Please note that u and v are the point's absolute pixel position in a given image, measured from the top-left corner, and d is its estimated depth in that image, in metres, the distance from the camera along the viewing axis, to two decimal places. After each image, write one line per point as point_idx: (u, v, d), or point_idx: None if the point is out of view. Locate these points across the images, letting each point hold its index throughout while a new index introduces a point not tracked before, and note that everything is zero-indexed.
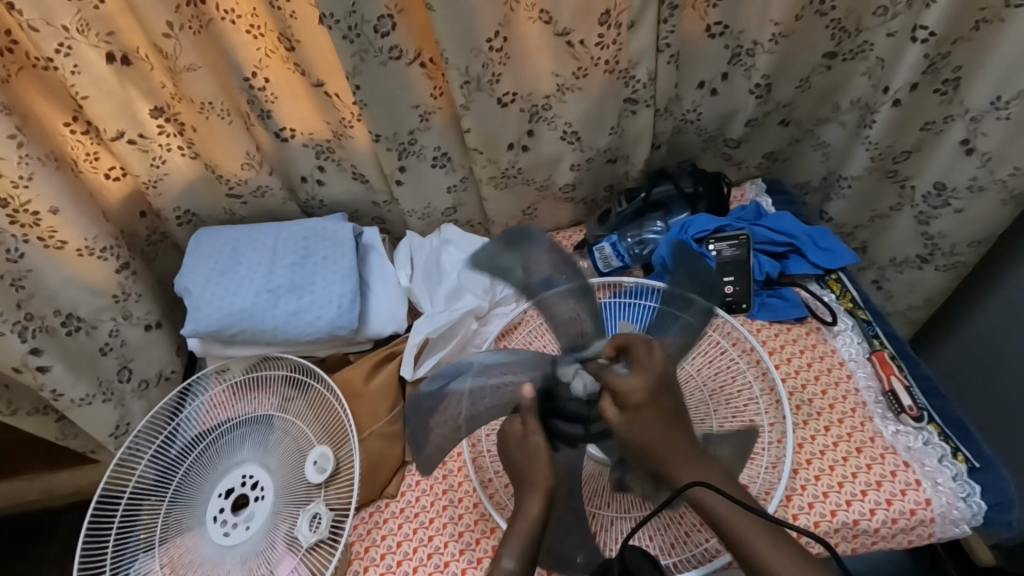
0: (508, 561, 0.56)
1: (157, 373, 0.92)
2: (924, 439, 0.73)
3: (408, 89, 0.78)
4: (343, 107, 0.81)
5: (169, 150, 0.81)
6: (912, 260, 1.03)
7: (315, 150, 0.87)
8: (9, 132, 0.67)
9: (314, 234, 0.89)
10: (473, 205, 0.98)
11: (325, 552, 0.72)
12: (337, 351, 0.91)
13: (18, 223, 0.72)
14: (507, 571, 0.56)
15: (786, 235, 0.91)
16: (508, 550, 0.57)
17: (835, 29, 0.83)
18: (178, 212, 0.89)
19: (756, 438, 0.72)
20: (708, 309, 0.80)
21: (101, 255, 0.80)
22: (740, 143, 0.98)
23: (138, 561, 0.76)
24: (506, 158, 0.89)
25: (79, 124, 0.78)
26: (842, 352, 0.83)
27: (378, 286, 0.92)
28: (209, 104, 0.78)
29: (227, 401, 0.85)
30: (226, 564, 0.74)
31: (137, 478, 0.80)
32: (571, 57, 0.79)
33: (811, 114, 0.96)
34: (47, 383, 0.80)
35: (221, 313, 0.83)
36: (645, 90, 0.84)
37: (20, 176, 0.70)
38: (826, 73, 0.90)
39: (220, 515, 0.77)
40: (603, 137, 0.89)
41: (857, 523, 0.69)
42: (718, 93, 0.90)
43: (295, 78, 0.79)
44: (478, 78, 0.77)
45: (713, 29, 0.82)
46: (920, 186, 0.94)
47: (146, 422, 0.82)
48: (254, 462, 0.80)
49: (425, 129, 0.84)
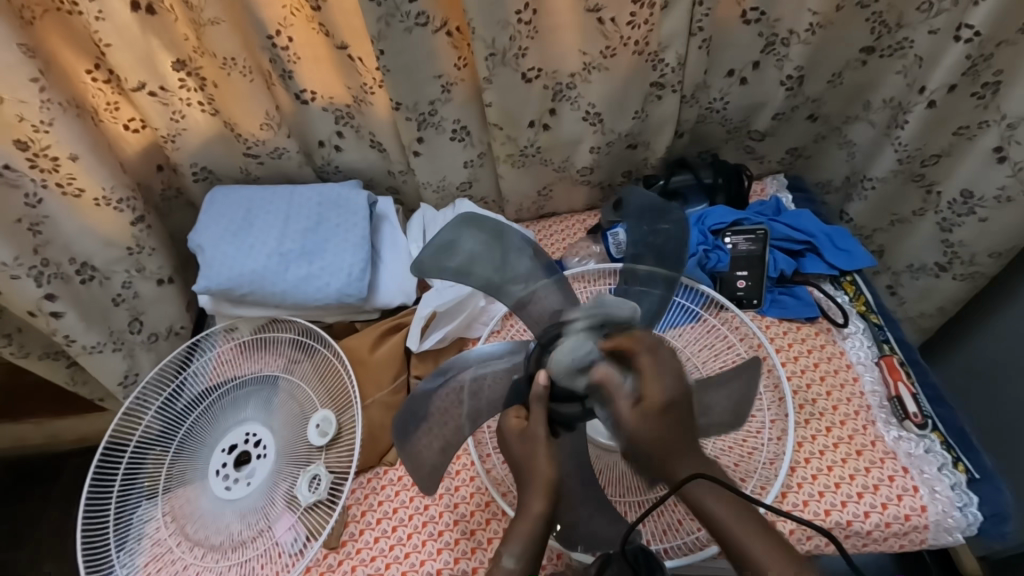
0: (510, 560, 0.56)
1: (167, 327, 0.93)
2: (925, 447, 0.73)
3: (431, 57, 0.77)
4: (365, 72, 0.80)
5: (189, 105, 0.81)
6: (930, 268, 1.02)
7: (334, 114, 0.86)
8: (32, 74, 0.67)
9: (328, 201, 0.89)
10: (489, 182, 0.97)
11: (323, 513, 0.73)
12: (345, 318, 0.91)
13: (37, 167, 0.72)
14: (507, 569, 0.56)
15: (804, 233, 0.89)
16: (508, 548, 0.57)
17: (875, 23, 0.81)
18: (195, 169, 0.89)
19: (756, 433, 0.73)
20: (718, 302, 0.80)
21: (117, 206, 0.80)
22: (765, 136, 0.96)
23: (140, 508, 0.78)
24: (526, 136, 0.88)
25: (101, 72, 0.78)
26: (850, 354, 0.82)
27: (389, 256, 0.92)
28: (231, 60, 0.76)
29: (234, 360, 0.86)
30: (226, 517, 0.76)
31: (143, 429, 0.81)
32: (599, 35, 0.77)
33: (841, 111, 0.93)
34: (60, 329, 0.81)
35: (233, 272, 0.84)
36: (673, 74, 0.82)
37: (41, 120, 0.70)
38: (861, 69, 0.87)
39: (222, 470, 0.79)
40: (626, 121, 0.88)
41: (850, 524, 0.69)
42: (748, 83, 0.88)
43: (318, 39, 0.78)
44: (503, 51, 0.76)
45: (749, 15, 0.80)
46: (946, 192, 0.92)
47: (154, 374, 0.84)
48: (258, 422, 0.82)
49: (446, 101, 0.83)
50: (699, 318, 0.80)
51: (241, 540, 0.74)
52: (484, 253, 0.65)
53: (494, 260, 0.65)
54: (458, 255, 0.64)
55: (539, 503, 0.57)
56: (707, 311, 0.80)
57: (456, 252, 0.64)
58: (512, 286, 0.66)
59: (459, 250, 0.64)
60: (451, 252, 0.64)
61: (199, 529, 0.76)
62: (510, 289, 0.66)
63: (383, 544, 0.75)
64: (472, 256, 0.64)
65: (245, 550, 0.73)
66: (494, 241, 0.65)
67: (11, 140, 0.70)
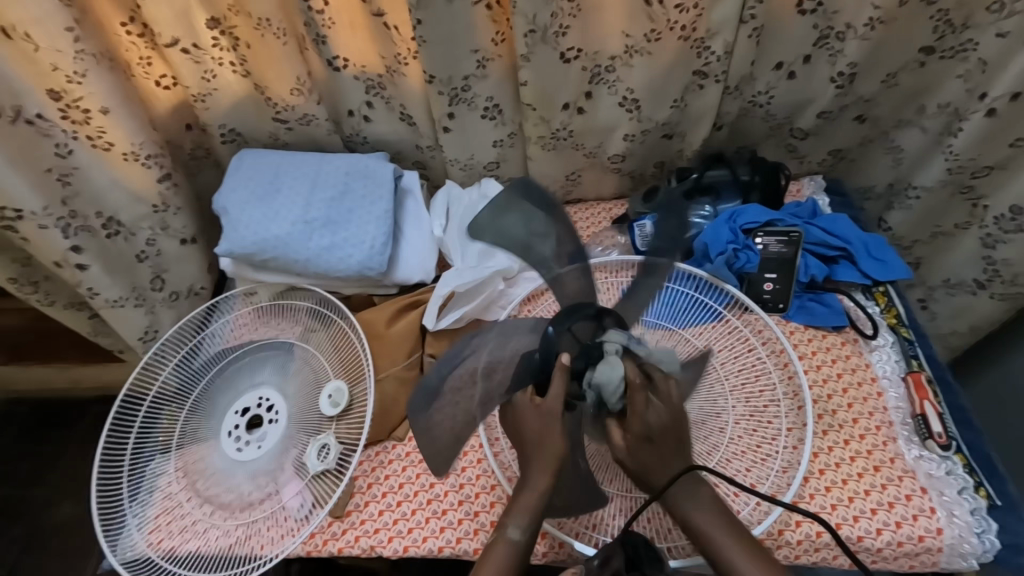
0: (515, 531, 0.59)
1: (187, 286, 0.94)
2: (947, 469, 0.71)
3: (469, 30, 0.74)
4: (400, 42, 0.78)
5: (221, 65, 0.80)
6: (967, 284, 0.99)
7: (366, 84, 0.85)
8: (67, 24, 0.66)
9: (354, 171, 0.88)
10: (517, 163, 0.95)
11: (330, 482, 0.74)
12: (363, 291, 0.91)
13: (68, 118, 0.73)
14: (513, 541, 0.58)
15: (839, 239, 0.86)
16: (513, 519, 0.59)
17: (940, 21, 0.76)
18: (224, 130, 0.88)
19: (771, 439, 0.70)
20: (742, 303, 0.78)
21: (145, 162, 0.79)
22: (808, 135, 0.92)
23: (153, 462, 0.80)
24: (559, 118, 0.86)
25: (136, 25, 0.78)
26: (876, 367, 0.80)
27: (411, 232, 0.91)
28: (266, 21, 0.75)
29: (252, 323, 0.87)
30: (235, 478, 0.77)
31: (160, 385, 0.82)
32: (646, 17, 0.74)
33: (891, 114, 0.89)
34: (85, 281, 0.82)
35: (255, 237, 0.83)
36: (718, 63, 0.79)
37: (75, 72, 0.69)
38: (918, 70, 0.82)
39: (234, 431, 0.80)
40: (664, 110, 0.85)
41: (860, 539, 0.67)
42: (796, 77, 0.84)
43: (354, 4, 0.76)
44: (544, 28, 0.73)
45: (805, 5, 0.76)
46: (995, 207, 0.89)
47: (172, 332, 0.84)
48: (271, 386, 0.82)
49: (480, 77, 0.81)
50: (721, 318, 0.77)
51: (249, 501, 0.75)
52: (513, 234, 0.61)
53: (519, 245, 0.61)
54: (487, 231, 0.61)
55: (546, 482, 0.59)
56: (730, 311, 0.78)
57: (488, 225, 0.61)
58: (536, 271, 0.62)
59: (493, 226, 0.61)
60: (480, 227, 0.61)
61: (209, 486, 0.77)
62: (530, 276, 0.62)
63: (387, 518, 0.75)
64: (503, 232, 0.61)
65: (253, 511, 0.74)
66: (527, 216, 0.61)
67: (45, 89, 0.70)
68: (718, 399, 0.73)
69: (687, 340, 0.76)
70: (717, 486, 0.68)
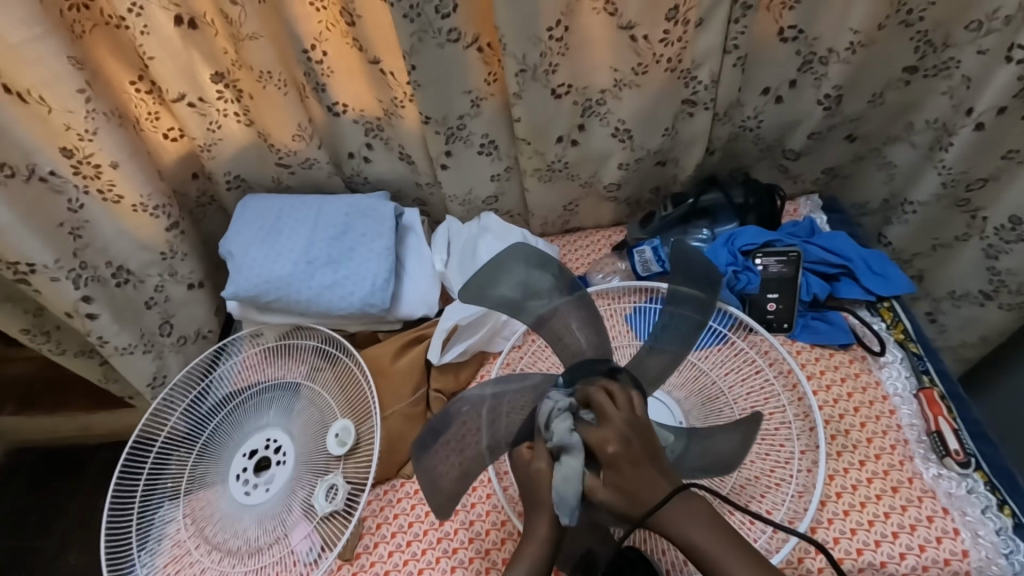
0: None
1: (195, 330, 0.95)
2: (968, 487, 0.69)
3: (462, 72, 0.77)
4: (396, 86, 0.80)
5: (225, 116, 0.83)
6: (973, 295, 0.99)
7: (364, 127, 0.87)
8: (79, 86, 0.69)
9: (355, 211, 0.90)
10: (515, 196, 0.97)
11: (339, 523, 0.73)
12: (367, 328, 0.92)
13: (80, 174, 0.75)
14: None
15: (839, 257, 0.86)
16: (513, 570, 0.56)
17: (920, 42, 0.78)
18: (228, 177, 0.91)
19: (783, 463, 0.69)
20: (747, 325, 0.77)
21: (153, 212, 0.82)
22: (800, 155, 0.93)
23: (163, 509, 0.80)
24: (554, 151, 0.88)
25: (144, 83, 0.81)
26: (887, 385, 0.79)
27: (413, 268, 0.92)
28: (267, 73, 0.78)
29: (259, 364, 0.87)
30: (243, 523, 0.76)
31: (169, 429, 0.83)
32: (632, 52, 0.77)
33: (880, 132, 0.90)
34: (94, 330, 0.83)
35: (260, 279, 0.85)
36: (706, 92, 0.81)
37: (86, 130, 0.72)
38: (903, 89, 0.84)
39: (242, 474, 0.80)
40: (656, 138, 0.86)
41: (884, 565, 0.65)
42: (783, 101, 0.86)
43: (351, 52, 0.79)
44: (534, 67, 0.76)
45: (786, 33, 0.78)
46: (992, 218, 0.89)
47: (180, 377, 0.85)
48: (278, 428, 0.82)
49: (475, 115, 0.83)
50: (727, 340, 0.77)
51: (258, 546, 0.75)
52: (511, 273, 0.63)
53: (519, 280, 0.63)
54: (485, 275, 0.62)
55: (544, 527, 0.57)
56: (735, 333, 0.77)
57: (497, 270, 0.62)
58: (534, 301, 0.64)
59: (500, 269, 0.63)
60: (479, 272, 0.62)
61: (217, 532, 0.77)
62: (532, 306, 0.64)
63: (397, 560, 0.74)
64: (507, 274, 0.63)
65: (262, 557, 0.74)
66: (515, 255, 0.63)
67: (58, 147, 0.72)
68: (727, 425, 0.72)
69: (693, 366, 0.77)
70: (730, 514, 0.67)
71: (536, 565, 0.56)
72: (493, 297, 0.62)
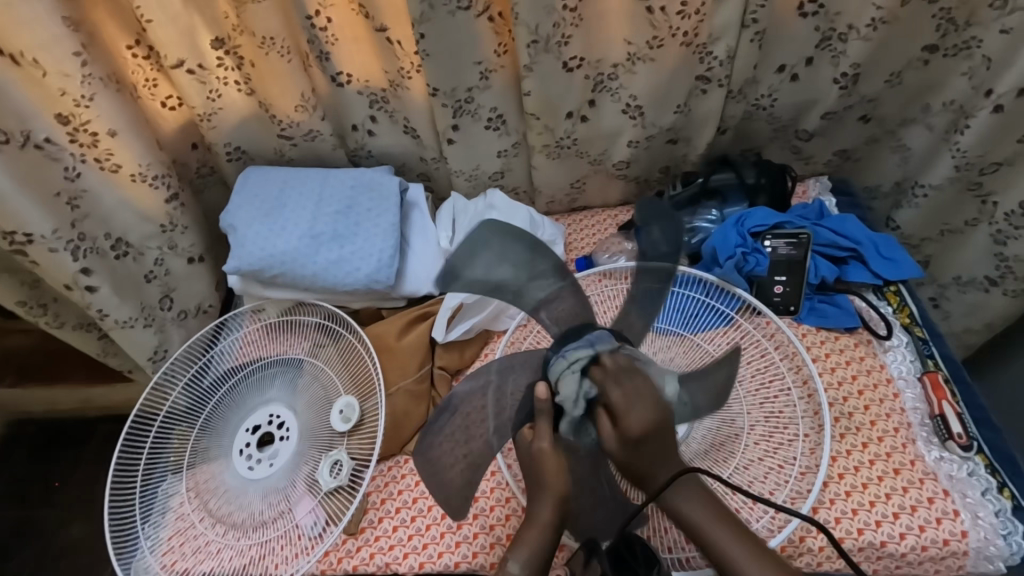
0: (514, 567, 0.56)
1: (196, 305, 0.94)
2: (968, 470, 0.70)
3: (472, 42, 0.75)
4: (404, 56, 0.78)
5: (226, 84, 0.81)
6: (979, 281, 0.99)
7: (369, 98, 0.85)
8: (74, 48, 0.67)
9: (359, 186, 0.88)
10: (522, 173, 0.95)
11: (344, 498, 0.73)
12: (371, 305, 0.91)
13: (76, 141, 0.73)
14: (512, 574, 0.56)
15: (849, 240, 0.86)
16: (513, 555, 0.57)
17: (943, 20, 0.76)
18: (229, 148, 0.89)
19: (788, 444, 0.69)
20: (753, 307, 0.77)
21: (153, 182, 0.80)
22: (813, 136, 0.92)
23: (165, 482, 0.79)
24: (564, 127, 0.86)
25: (141, 48, 0.79)
26: (891, 368, 0.79)
27: (418, 244, 0.90)
28: (270, 39, 0.75)
29: (261, 340, 0.87)
30: (247, 496, 0.76)
31: (171, 403, 0.82)
32: (647, 24, 0.74)
33: (895, 114, 0.88)
34: (94, 303, 0.81)
35: (264, 254, 0.83)
36: (721, 68, 0.79)
37: (82, 95, 0.70)
38: (921, 69, 0.82)
39: (246, 449, 0.79)
40: (667, 116, 0.85)
41: (884, 545, 0.66)
42: (799, 80, 0.84)
43: (358, 20, 0.77)
44: (547, 38, 0.73)
45: (806, 7, 0.76)
46: (1004, 204, 0.88)
47: (182, 351, 0.84)
48: (281, 403, 0.82)
49: (484, 88, 0.81)
50: (733, 321, 0.77)
51: (262, 520, 0.75)
52: (505, 259, 0.61)
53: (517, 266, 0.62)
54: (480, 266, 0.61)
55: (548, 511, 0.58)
56: (741, 314, 0.77)
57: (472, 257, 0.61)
58: (535, 285, 0.63)
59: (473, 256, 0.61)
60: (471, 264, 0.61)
61: (221, 505, 0.77)
62: (533, 290, 0.63)
63: (402, 535, 0.74)
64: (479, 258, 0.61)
65: (266, 530, 0.74)
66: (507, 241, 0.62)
67: (53, 113, 0.70)
68: (732, 405, 0.72)
69: (697, 346, 0.77)
70: (733, 494, 0.67)
71: (538, 550, 0.56)
72: (495, 283, 0.62)
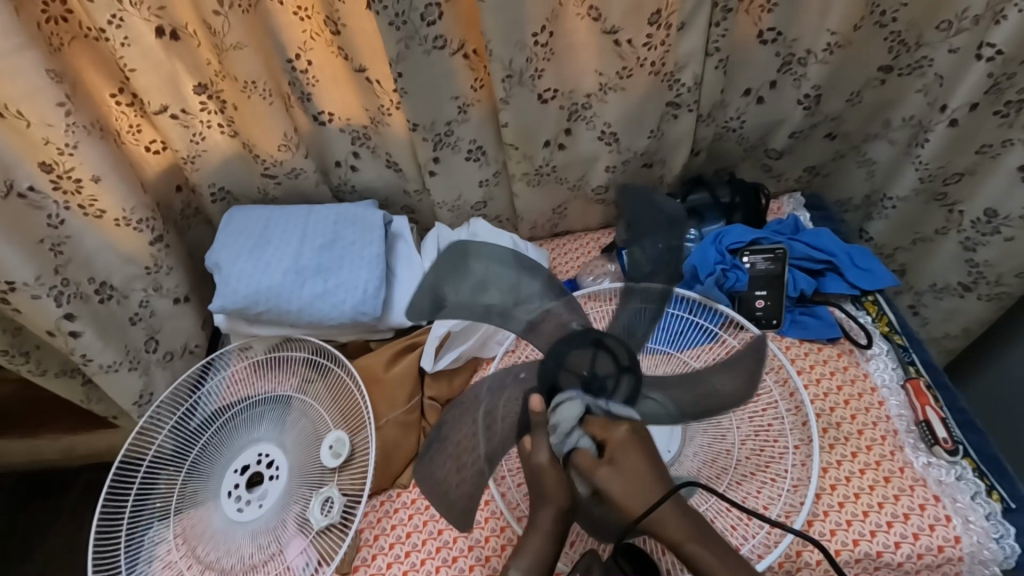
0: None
1: (182, 345, 0.94)
2: (957, 474, 0.71)
3: (449, 79, 0.77)
4: (383, 94, 0.80)
5: (209, 127, 0.82)
6: (953, 288, 1.01)
7: (351, 135, 0.87)
8: (58, 99, 0.68)
9: (343, 220, 0.90)
10: (503, 201, 0.97)
11: (335, 537, 0.72)
12: (359, 337, 0.91)
13: (60, 188, 0.73)
14: None
15: (824, 252, 0.88)
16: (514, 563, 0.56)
17: (894, 42, 0.80)
18: (213, 188, 0.90)
19: (778, 458, 0.70)
20: (737, 322, 0.78)
21: (137, 226, 0.81)
22: (783, 154, 0.95)
23: (151, 530, 0.77)
24: (542, 155, 0.88)
25: (124, 95, 0.80)
26: (875, 377, 0.80)
27: (404, 274, 0.91)
28: (251, 83, 0.77)
29: (248, 378, 0.86)
30: (236, 539, 0.75)
31: (156, 448, 0.81)
32: (616, 56, 0.78)
33: (859, 130, 0.92)
34: (78, 348, 0.81)
35: (249, 291, 0.84)
36: (689, 94, 0.83)
37: (66, 144, 0.71)
38: (879, 87, 0.86)
39: (234, 491, 0.78)
40: (642, 141, 0.88)
41: (880, 555, 0.66)
42: (765, 102, 0.87)
43: (336, 61, 0.79)
44: (520, 72, 0.76)
45: (766, 35, 0.79)
46: (969, 212, 0.92)
47: (168, 394, 0.84)
48: (270, 442, 0.81)
49: (462, 121, 0.83)
50: (716, 337, 0.78)
51: (252, 563, 0.73)
52: (497, 278, 0.63)
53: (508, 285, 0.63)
54: (471, 280, 0.62)
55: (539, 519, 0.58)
56: (725, 330, 0.78)
57: (511, 267, 0.63)
58: (522, 308, 0.64)
59: (506, 274, 0.63)
60: (462, 279, 0.62)
61: (209, 551, 0.75)
62: (519, 312, 0.64)
63: (396, 570, 0.73)
64: (502, 285, 0.63)
65: (257, 574, 0.72)
66: (503, 261, 0.63)
67: (37, 161, 0.71)
68: (722, 421, 0.73)
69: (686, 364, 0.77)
70: (727, 511, 0.67)
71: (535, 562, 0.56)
72: (483, 302, 0.63)
